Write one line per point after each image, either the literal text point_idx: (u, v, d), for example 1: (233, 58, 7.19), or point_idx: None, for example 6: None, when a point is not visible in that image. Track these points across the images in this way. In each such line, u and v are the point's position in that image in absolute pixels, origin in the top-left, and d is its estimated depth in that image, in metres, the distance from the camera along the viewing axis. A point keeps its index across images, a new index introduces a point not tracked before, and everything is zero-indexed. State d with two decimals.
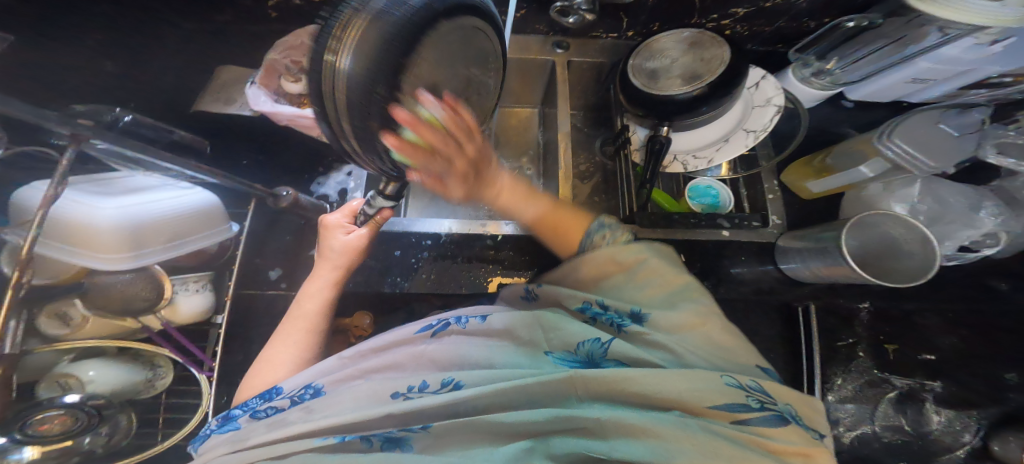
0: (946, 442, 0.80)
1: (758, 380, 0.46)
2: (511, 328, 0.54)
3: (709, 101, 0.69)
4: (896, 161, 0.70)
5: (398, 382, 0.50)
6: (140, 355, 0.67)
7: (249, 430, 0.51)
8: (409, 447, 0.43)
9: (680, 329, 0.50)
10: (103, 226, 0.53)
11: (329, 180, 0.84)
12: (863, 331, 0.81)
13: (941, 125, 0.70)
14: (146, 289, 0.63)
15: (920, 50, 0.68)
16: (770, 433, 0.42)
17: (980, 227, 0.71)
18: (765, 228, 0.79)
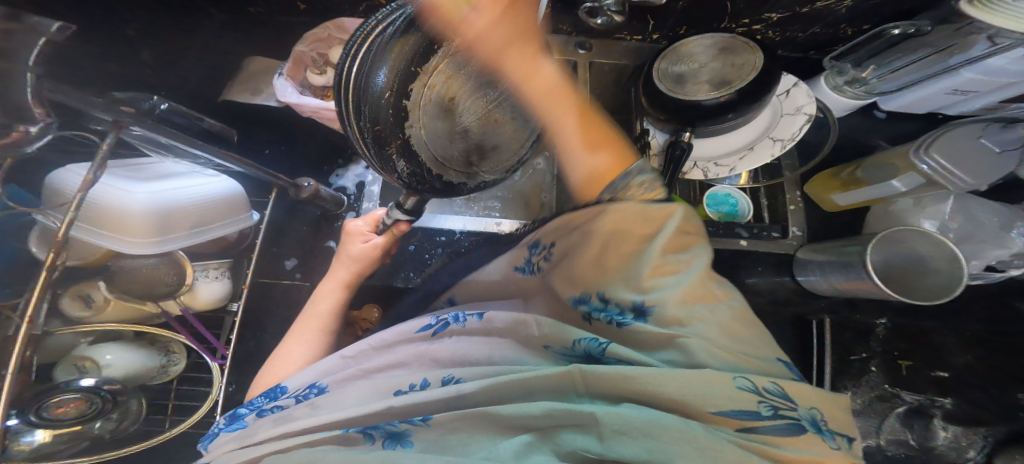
0: (950, 457, 0.75)
1: (776, 382, 0.40)
2: (512, 328, 0.51)
3: (736, 108, 0.67)
4: (932, 176, 0.68)
5: (395, 379, 0.47)
6: (156, 341, 0.68)
7: (247, 428, 0.48)
8: (408, 442, 0.40)
9: (693, 318, 0.43)
10: (133, 211, 0.54)
11: (348, 173, 0.85)
12: (878, 347, 0.80)
13: (981, 140, 0.68)
14: (168, 273, 0.63)
15: (966, 60, 0.64)
16: (785, 442, 0.36)
17: (1011, 247, 0.66)
18: (783, 239, 0.78)
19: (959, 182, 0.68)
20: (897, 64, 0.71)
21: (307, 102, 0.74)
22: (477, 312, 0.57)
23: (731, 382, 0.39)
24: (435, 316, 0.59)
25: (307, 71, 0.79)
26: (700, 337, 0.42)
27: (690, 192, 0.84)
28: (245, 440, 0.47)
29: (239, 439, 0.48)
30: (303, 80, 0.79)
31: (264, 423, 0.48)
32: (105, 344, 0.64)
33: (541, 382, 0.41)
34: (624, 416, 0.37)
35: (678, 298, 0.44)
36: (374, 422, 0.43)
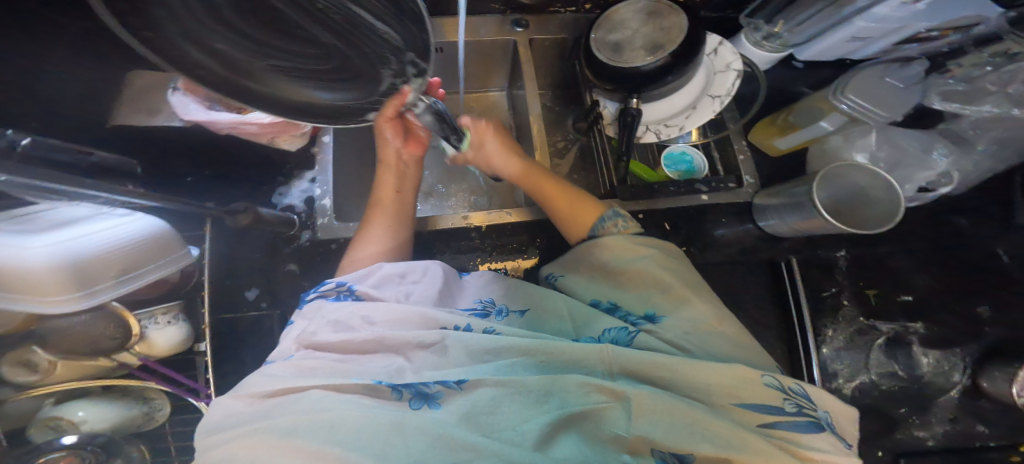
0: (938, 383, 0.80)
1: (800, 385, 0.47)
2: (558, 302, 0.58)
3: (674, 70, 0.67)
4: (851, 115, 0.71)
5: (445, 318, 0.52)
6: (131, 389, 0.63)
7: (294, 327, 0.53)
8: (437, 403, 0.44)
9: (697, 331, 0.52)
10: (35, 268, 0.48)
11: (292, 190, 0.78)
12: (845, 280, 0.83)
13: (885, 80, 0.72)
14: (110, 327, 0.59)
15: (856, 10, 0.68)
16: (800, 437, 0.43)
17: (933, 168, 0.72)
18: (740, 189, 0.80)
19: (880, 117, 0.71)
20: (801, 17, 0.74)
21: (220, 117, 0.65)
22: (517, 309, 0.58)
23: (761, 380, 0.46)
24: (479, 298, 0.60)
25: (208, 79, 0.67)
26: (704, 341, 0.51)
27: (647, 154, 0.85)
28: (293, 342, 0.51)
29: (288, 336, 0.52)
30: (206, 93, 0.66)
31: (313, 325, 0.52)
32: (75, 401, 0.61)
33: (582, 355, 0.48)
34: (654, 399, 0.43)
35: (683, 311, 0.54)
36: (405, 379, 0.46)
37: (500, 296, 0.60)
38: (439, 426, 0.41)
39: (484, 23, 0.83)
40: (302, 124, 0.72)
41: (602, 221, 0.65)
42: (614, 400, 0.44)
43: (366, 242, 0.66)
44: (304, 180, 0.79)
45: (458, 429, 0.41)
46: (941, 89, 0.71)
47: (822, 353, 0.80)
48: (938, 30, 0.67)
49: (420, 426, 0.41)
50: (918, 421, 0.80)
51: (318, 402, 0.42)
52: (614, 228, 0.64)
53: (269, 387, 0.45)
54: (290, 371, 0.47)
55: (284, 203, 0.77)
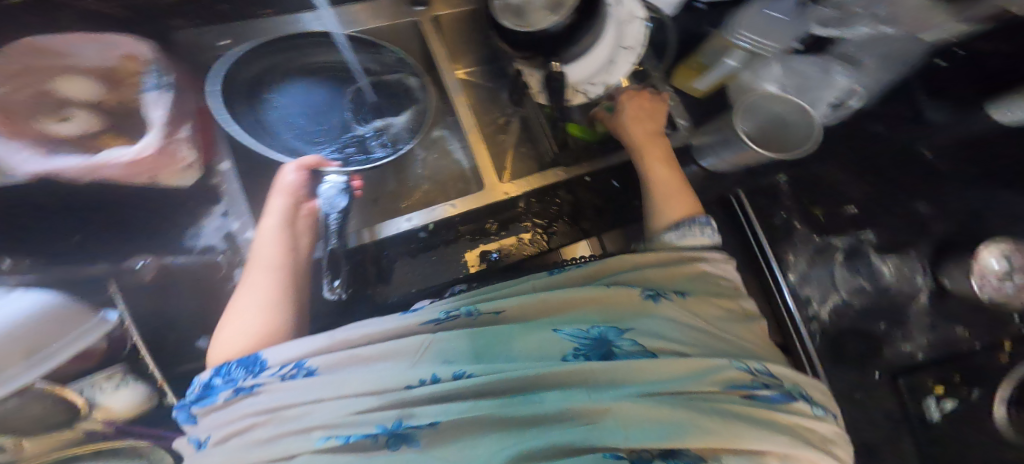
0: (905, 289, 0.79)
1: (764, 363, 0.52)
2: (544, 304, 0.54)
3: (581, 25, 0.68)
4: (751, 50, 0.72)
5: (409, 373, 0.47)
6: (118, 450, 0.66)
7: (241, 412, 0.47)
8: (414, 443, 0.42)
9: (696, 315, 0.55)
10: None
11: (206, 228, 0.68)
12: (789, 202, 0.84)
13: (768, 12, 0.73)
14: (52, 404, 0.61)
15: None
16: (776, 408, 0.47)
17: (838, 85, 0.77)
18: (675, 133, 0.77)
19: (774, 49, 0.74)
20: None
21: (66, 165, 0.59)
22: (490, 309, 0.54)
23: (732, 364, 0.50)
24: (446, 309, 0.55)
25: (35, 122, 0.60)
26: (709, 323, 0.55)
27: None
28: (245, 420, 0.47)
29: (237, 417, 0.47)
30: (39, 136, 0.60)
31: (264, 404, 0.47)
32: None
33: (562, 374, 0.46)
34: (639, 408, 0.43)
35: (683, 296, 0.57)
36: (374, 421, 0.44)
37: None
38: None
39: (378, 8, 0.78)
40: (179, 153, 0.65)
41: (687, 222, 0.65)
42: (605, 407, 0.43)
43: (248, 301, 0.58)
44: (215, 216, 0.68)
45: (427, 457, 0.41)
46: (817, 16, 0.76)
47: (789, 280, 0.81)
48: None
49: None
50: (901, 333, 0.78)
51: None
52: (692, 234, 0.65)
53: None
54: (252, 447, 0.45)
55: (200, 245, 0.67)
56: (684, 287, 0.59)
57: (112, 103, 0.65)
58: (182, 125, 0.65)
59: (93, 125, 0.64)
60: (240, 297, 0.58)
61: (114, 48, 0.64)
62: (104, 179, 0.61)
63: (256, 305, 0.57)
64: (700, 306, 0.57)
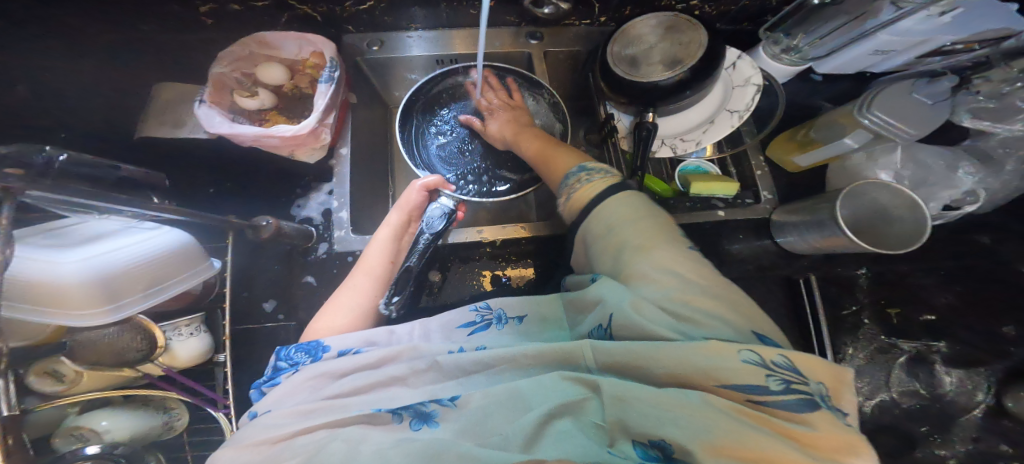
0: (963, 402, 0.77)
1: (787, 357, 0.42)
2: (554, 314, 0.58)
3: (692, 84, 0.67)
4: (876, 132, 0.68)
5: (434, 349, 0.53)
6: (150, 399, 0.64)
7: (294, 387, 0.50)
8: (436, 422, 0.44)
9: (679, 288, 0.47)
10: (67, 282, 0.49)
11: (310, 202, 0.77)
12: (865, 297, 0.81)
13: (913, 95, 0.68)
14: (137, 339, 0.59)
15: (879, 24, 0.67)
16: (791, 416, 0.38)
17: (958, 186, 0.69)
18: (757, 205, 0.79)
19: (905, 136, 0.67)
20: (822, 31, 0.72)
21: (243, 130, 0.67)
22: (516, 315, 0.59)
23: (736, 354, 0.41)
24: (474, 307, 0.60)
25: (234, 94, 0.73)
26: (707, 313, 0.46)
27: (662, 168, 0.85)
28: (295, 396, 0.50)
29: (288, 392, 0.50)
30: (230, 106, 0.74)
31: (313, 383, 0.51)
32: (97, 410, 0.61)
33: (560, 357, 0.48)
34: (631, 393, 0.42)
35: (664, 279, 0.48)
36: (404, 403, 0.47)
37: (498, 301, 0.60)
38: (430, 443, 0.41)
39: (497, 35, 0.84)
40: (322, 136, 0.72)
41: (567, 179, 0.63)
42: (590, 392, 0.44)
43: (346, 302, 0.63)
44: (322, 192, 0.78)
45: (454, 444, 0.41)
46: (970, 106, 0.68)
47: None
48: (961, 43, 0.66)
49: (422, 444, 0.41)
50: (938, 438, 0.77)
51: (329, 445, 0.42)
52: (580, 183, 0.61)
53: (275, 434, 0.44)
54: (293, 417, 0.46)
55: (302, 216, 0.76)
56: (665, 246, 0.51)
57: (290, 89, 0.78)
58: (332, 113, 0.73)
59: (269, 102, 0.75)
60: (339, 296, 0.64)
61: (310, 46, 0.74)
62: (255, 145, 0.70)
63: (352, 309, 0.63)
64: (679, 291, 0.47)
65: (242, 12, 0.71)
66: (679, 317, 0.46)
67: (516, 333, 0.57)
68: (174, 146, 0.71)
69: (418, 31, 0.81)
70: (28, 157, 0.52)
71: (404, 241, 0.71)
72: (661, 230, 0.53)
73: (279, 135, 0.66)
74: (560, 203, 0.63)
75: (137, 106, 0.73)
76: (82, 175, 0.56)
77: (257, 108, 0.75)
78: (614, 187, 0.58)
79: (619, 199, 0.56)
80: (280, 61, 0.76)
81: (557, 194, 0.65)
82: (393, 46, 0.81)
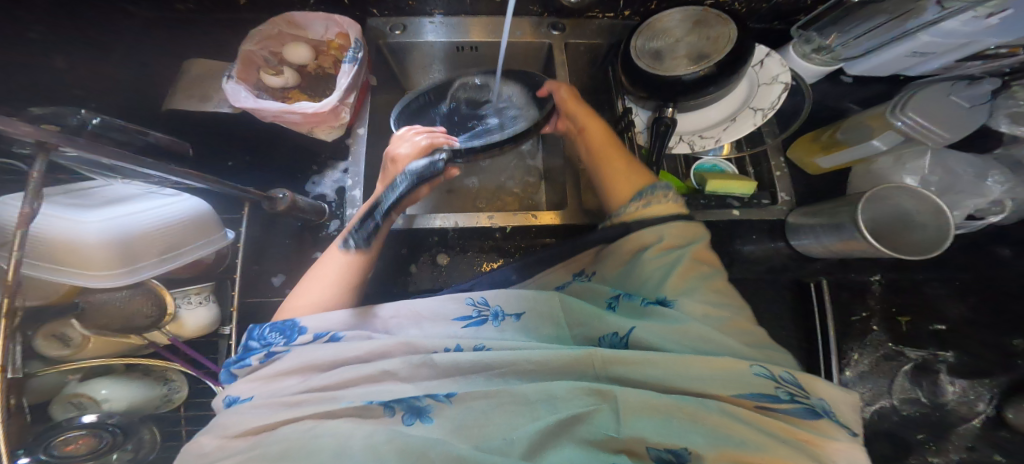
0: (962, 411, 0.76)
1: (792, 372, 0.46)
2: (553, 312, 0.55)
3: (716, 80, 0.65)
4: (906, 133, 0.66)
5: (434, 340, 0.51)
6: (152, 370, 0.66)
7: (276, 372, 0.49)
8: (429, 418, 0.43)
9: (710, 313, 0.51)
10: (87, 242, 0.49)
11: (325, 179, 0.76)
12: (876, 304, 0.81)
13: (952, 98, 0.67)
14: (147, 304, 0.60)
15: (922, 24, 0.64)
16: (802, 423, 0.42)
17: (987, 194, 0.68)
18: (774, 206, 0.78)
19: (938, 138, 0.66)
20: (858, 30, 0.70)
21: (266, 106, 0.68)
22: (513, 311, 0.56)
23: (754, 369, 0.45)
24: (472, 299, 0.57)
25: (260, 72, 0.73)
26: (731, 339, 0.49)
27: (676, 166, 0.82)
28: (278, 385, 0.48)
29: (269, 379, 0.49)
30: (257, 82, 0.74)
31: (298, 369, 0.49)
32: (98, 379, 0.62)
33: (569, 360, 0.47)
34: (644, 398, 0.43)
35: (698, 301, 0.52)
36: (396, 395, 0.45)
37: (496, 297, 0.57)
38: (423, 442, 0.40)
39: (520, 24, 0.83)
40: (342, 115, 0.72)
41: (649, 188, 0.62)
42: (602, 402, 0.43)
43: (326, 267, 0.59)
44: (337, 170, 0.77)
45: (444, 444, 0.40)
46: (1010, 110, 0.68)
47: (846, 377, 0.78)
48: (1006, 47, 0.62)
49: (415, 441, 0.40)
50: (934, 447, 0.76)
51: (310, 439, 0.40)
52: (658, 197, 0.61)
53: (250, 423, 0.43)
54: (270, 409, 0.45)
55: (316, 192, 0.75)
56: (706, 275, 0.55)
57: (313, 69, 0.78)
58: (353, 93, 0.72)
59: (294, 81, 0.75)
60: (318, 264, 0.61)
61: (336, 27, 0.74)
62: (276, 121, 0.71)
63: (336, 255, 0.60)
64: (709, 310, 0.51)
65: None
66: (709, 333, 0.49)
67: (515, 330, 0.54)
68: (189, 115, 0.71)
69: (436, 17, 0.81)
70: (62, 118, 0.51)
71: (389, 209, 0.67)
72: (699, 253, 0.56)
73: (297, 111, 0.67)
74: (623, 210, 0.63)
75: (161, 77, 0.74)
76: (111, 140, 0.57)
77: (282, 86, 0.74)
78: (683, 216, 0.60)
79: (690, 229, 0.58)
80: (306, 41, 0.76)
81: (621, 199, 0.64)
82: (415, 30, 0.80)
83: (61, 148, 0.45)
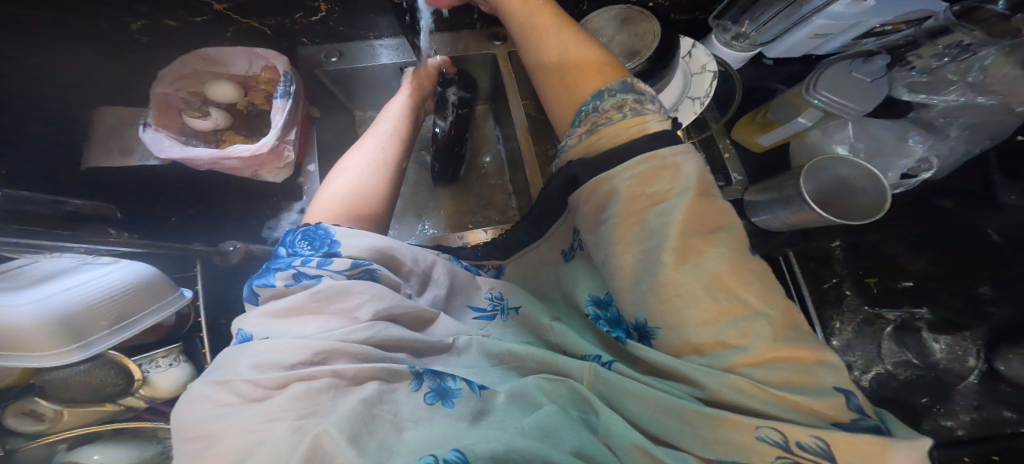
0: (956, 369, 0.73)
1: (821, 438, 0.36)
2: (534, 322, 0.57)
3: (652, 75, 0.66)
4: (826, 109, 0.70)
5: (460, 326, 0.53)
6: (142, 431, 0.62)
7: (301, 305, 0.42)
8: (453, 403, 0.43)
9: (713, 341, 0.41)
10: (24, 325, 0.48)
11: (281, 222, 0.80)
12: (843, 270, 0.83)
13: (855, 74, 0.71)
14: (112, 374, 0.59)
15: (814, 9, 0.69)
16: None
17: (912, 154, 0.70)
18: (729, 187, 0.81)
19: (851, 111, 0.70)
20: (765, 17, 0.72)
21: (196, 154, 0.68)
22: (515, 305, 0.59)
23: (754, 433, 0.37)
24: (490, 293, 0.60)
25: (183, 115, 0.74)
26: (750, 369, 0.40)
27: None
28: (300, 322, 0.42)
29: (290, 314, 0.42)
30: (181, 127, 0.74)
31: (333, 307, 0.43)
32: (86, 446, 0.59)
33: (560, 368, 0.48)
34: (616, 429, 0.43)
35: (696, 332, 0.41)
36: (433, 370, 0.44)
37: (507, 290, 0.61)
38: (452, 428, 0.40)
39: (457, 40, 0.84)
40: (285, 154, 0.72)
41: (598, 104, 0.50)
42: (591, 412, 0.45)
43: (359, 159, 0.59)
44: (293, 212, 0.81)
45: (472, 431, 0.40)
46: (906, 82, 0.69)
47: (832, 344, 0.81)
48: (890, 24, 0.71)
49: (439, 432, 0.40)
50: (941, 409, 0.72)
51: (346, 409, 0.37)
52: (616, 113, 0.49)
53: (268, 366, 0.38)
54: (295, 355, 0.39)
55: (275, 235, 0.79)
56: (718, 257, 0.41)
57: (244, 106, 0.79)
58: (293, 129, 0.73)
59: (223, 122, 0.77)
60: (350, 159, 0.60)
61: (260, 60, 0.74)
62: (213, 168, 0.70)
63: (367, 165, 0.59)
64: (716, 344, 0.41)
65: (179, 28, 0.69)
66: (706, 373, 0.41)
67: (512, 328, 0.57)
68: (121, 175, 0.68)
69: (381, 39, 0.81)
70: None
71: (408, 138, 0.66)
72: (704, 225, 0.43)
73: (234, 155, 0.66)
74: (570, 144, 0.52)
75: None
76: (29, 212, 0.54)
77: (211, 128, 0.75)
78: (663, 139, 0.46)
79: (655, 175, 0.44)
80: (229, 77, 0.76)
81: (569, 126, 0.54)
82: (353, 55, 0.80)
83: None
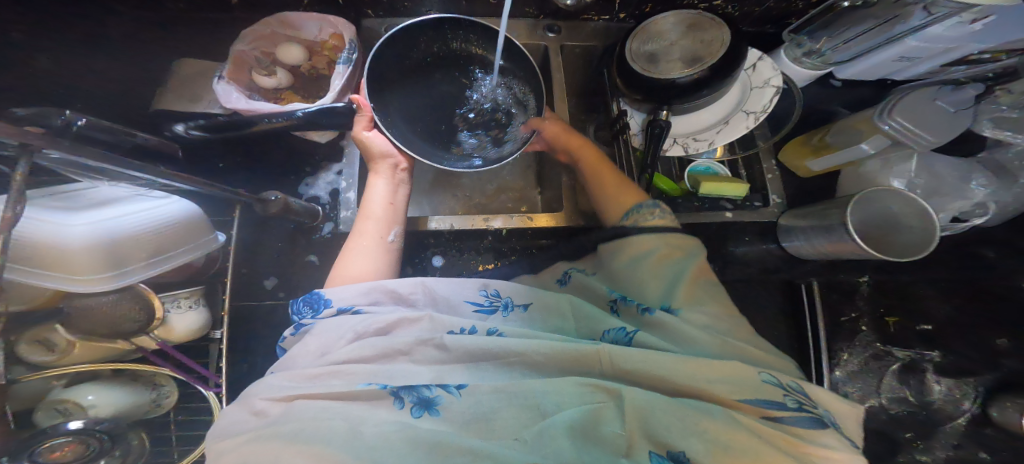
0: (948, 410, 0.76)
1: (797, 381, 0.47)
2: (556, 305, 0.57)
3: (710, 84, 0.66)
4: (896, 136, 0.69)
5: (453, 322, 0.52)
6: (142, 375, 0.63)
7: (304, 343, 0.51)
8: (436, 411, 0.43)
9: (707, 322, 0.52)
10: (73, 244, 0.48)
11: (318, 181, 0.80)
12: (865, 305, 0.81)
13: (936, 102, 0.69)
14: (136, 310, 0.57)
15: (908, 29, 0.66)
16: (804, 433, 0.42)
17: (970, 198, 0.70)
18: (766, 208, 0.79)
19: (922, 141, 0.69)
20: (848, 34, 0.71)
21: (259, 107, 0.68)
22: (522, 303, 0.58)
23: (761, 374, 0.46)
24: (485, 290, 0.59)
25: (253, 72, 0.74)
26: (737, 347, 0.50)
27: (671, 166, 0.83)
28: (297, 360, 0.49)
29: (292, 357, 0.50)
30: (249, 82, 0.74)
31: (323, 340, 0.50)
32: (83, 384, 0.59)
33: (576, 356, 0.47)
34: (646, 403, 0.43)
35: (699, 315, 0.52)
36: (407, 383, 0.45)
37: (507, 288, 0.59)
38: (434, 434, 0.41)
39: (517, 27, 0.82)
40: None
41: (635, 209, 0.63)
42: (607, 398, 0.44)
43: (359, 252, 0.62)
44: (330, 173, 0.81)
45: (456, 437, 0.41)
46: (993, 115, 0.69)
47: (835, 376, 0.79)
48: (989, 52, 0.65)
49: (421, 436, 0.41)
50: (921, 445, 0.78)
51: (327, 430, 0.40)
52: (647, 217, 0.61)
53: (276, 395, 0.45)
54: (293, 381, 0.46)
55: (310, 194, 0.79)
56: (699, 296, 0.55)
57: (307, 69, 0.78)
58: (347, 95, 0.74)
59: (287, 82, 0.76)
60: (353, 243, 0.63)
61: (330, 27, 0.74)
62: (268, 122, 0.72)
63: (363, 252, 0.62)
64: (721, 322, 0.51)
65: None
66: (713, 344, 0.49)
67: (523, 320, 0.56)
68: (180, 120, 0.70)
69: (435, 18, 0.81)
70: (46, 118, 0.48)
71: (393, 218, 0.66)
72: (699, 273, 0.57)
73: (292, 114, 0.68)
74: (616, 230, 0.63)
75: (149, 77, 0.74)
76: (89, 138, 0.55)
77: (275, 87, 0.75)
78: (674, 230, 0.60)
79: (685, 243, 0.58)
80: (300, 41, 0.76)
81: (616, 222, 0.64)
82: None
83: (42, 150, 0.44)
